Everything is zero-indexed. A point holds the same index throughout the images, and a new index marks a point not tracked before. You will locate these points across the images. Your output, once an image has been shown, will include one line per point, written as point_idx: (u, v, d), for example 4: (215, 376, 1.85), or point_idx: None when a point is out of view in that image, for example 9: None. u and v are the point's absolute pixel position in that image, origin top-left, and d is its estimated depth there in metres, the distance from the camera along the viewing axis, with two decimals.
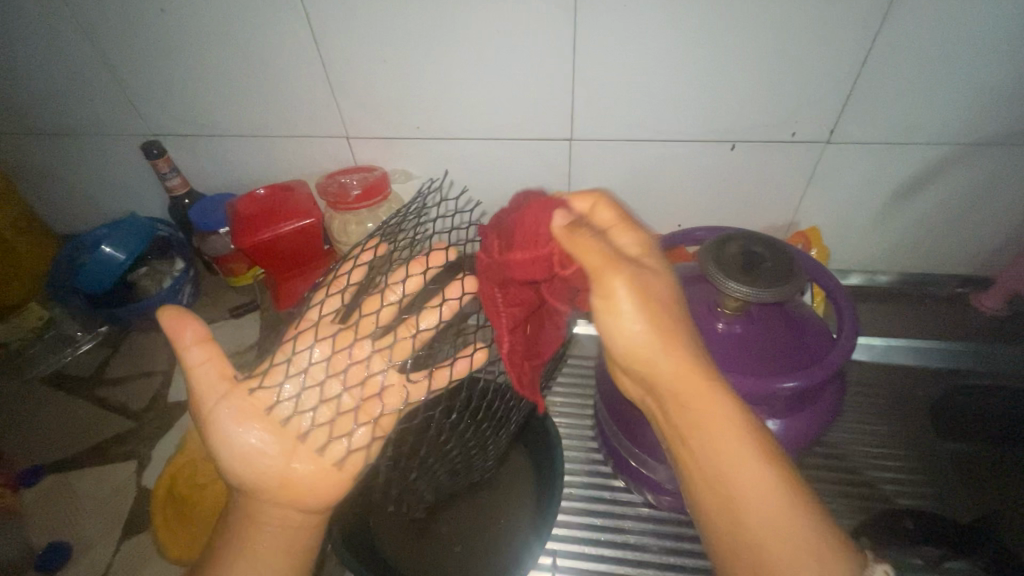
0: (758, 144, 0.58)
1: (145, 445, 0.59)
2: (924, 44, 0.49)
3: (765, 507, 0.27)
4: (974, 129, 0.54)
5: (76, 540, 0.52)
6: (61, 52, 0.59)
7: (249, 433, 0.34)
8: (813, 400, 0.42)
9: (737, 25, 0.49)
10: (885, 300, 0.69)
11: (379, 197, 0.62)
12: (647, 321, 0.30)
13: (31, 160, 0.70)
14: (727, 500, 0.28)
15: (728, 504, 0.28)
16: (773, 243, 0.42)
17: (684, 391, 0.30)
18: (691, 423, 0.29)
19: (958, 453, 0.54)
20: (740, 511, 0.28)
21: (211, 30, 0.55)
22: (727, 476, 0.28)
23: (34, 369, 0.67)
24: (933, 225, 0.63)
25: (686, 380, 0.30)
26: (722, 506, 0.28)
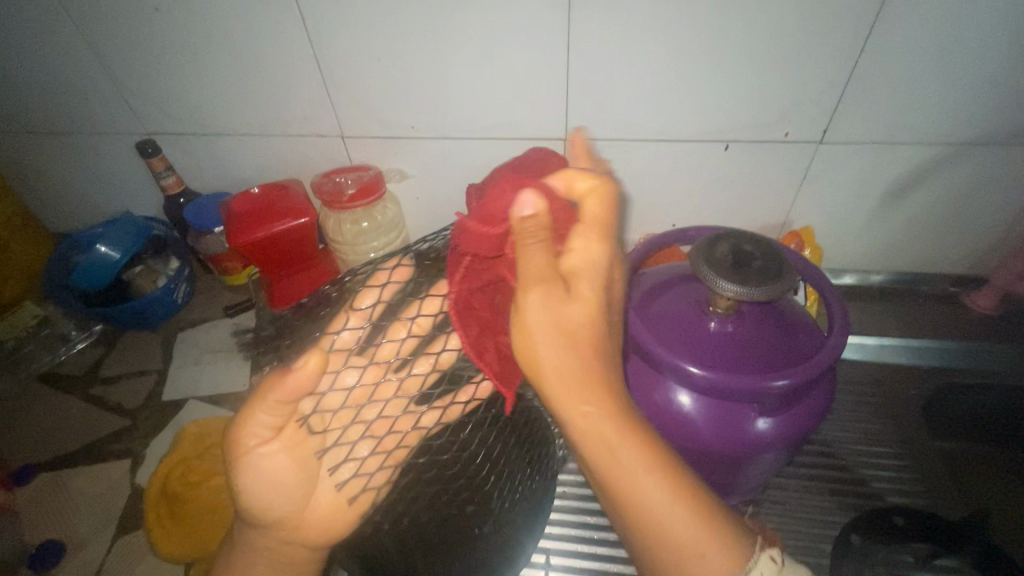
0: (751, 144, 0.58)
1: (140, 444, 0.59)
2: (916, 44, 0.49)
3: (655, 505, 0.32)
4: (966, 129, 0.55)
5: (68, 539, 0.52)
6: (55, 51, 0.59)
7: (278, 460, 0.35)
8: (804, 399, 0.42)
9: (729, 26, 0.49)
10: (879, 299, 0.69)
11: (373, 197, 0.62)
12: (563, 341, 0.33)
13: (25, 159, 0.70)
14: (634, 504, 0.33)
15: (630, 503, 0.33)
16: (763, 242, 0.42)
17: (585, 411, 0.33)
18: (591, 441, 0.33)
19: (950, 452, 0.54)
20: (640, 509, 0.32)
21: (206, 30, 0.55)
22: (627, 485, 0.33)
23: (29, 367, 0.67)
24: (926, 225, 0.64)
25: (580, 402, 0.33)
26: (627, 504, 0.33)
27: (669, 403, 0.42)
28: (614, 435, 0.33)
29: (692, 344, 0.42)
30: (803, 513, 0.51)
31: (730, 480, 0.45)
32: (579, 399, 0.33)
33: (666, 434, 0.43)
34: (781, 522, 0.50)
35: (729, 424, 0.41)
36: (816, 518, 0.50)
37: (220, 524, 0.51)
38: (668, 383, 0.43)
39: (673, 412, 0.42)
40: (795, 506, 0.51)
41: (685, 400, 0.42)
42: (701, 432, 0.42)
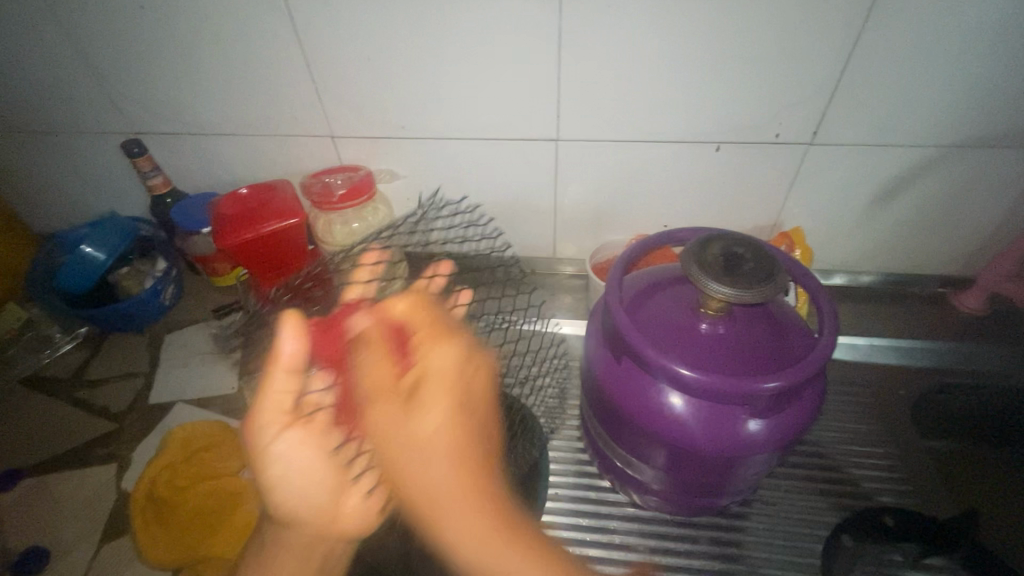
0: (742, 146, 0.59)
1: (126, 448, 0.58)
2: (905, 48, 0.50)
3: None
4: (953, 132, 0.55)
5: (51, 546, 0.51)
6: (39, 48, 0.58)
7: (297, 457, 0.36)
8: (795, 400, 0.42)
9: (719, 29, 0.49)
10: (867, 300, 0.69)
11: (363, 197, 0.61)
12: (447, 425, 0.38)
13: (8, 158, 0.69)
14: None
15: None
16: (754, 244, 0.42)
17: (458, 522, 0.35)
18: (454, 531, 0.35)
19: (938, 452, 0.55)
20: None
21: (193, 29, 0.54)
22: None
23: (12, 370, 0.66)
24: (914, 226, 0.64)
25: (455, 513, 0.36)
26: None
27: (661, 405, 0.42)
28: (449, 514, 0.36)
29: (684, 345, 0.42)
30: (794, 513, 0.51)
31: (722, 481, 0.45)
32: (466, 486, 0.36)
33: (658, 435, 0.43)
34: (772, 522, 0.50)
35: (720, 426, 0.41)
36: (807, 518, 0.51)
37: (208, 529, 0.51)
38: (660, 385, 0.43)
39: (665, 413, 0.42)
40: (786, 508, 0.51)
41: (677, 402, 0.42)
42: (693, 434, 0.42)
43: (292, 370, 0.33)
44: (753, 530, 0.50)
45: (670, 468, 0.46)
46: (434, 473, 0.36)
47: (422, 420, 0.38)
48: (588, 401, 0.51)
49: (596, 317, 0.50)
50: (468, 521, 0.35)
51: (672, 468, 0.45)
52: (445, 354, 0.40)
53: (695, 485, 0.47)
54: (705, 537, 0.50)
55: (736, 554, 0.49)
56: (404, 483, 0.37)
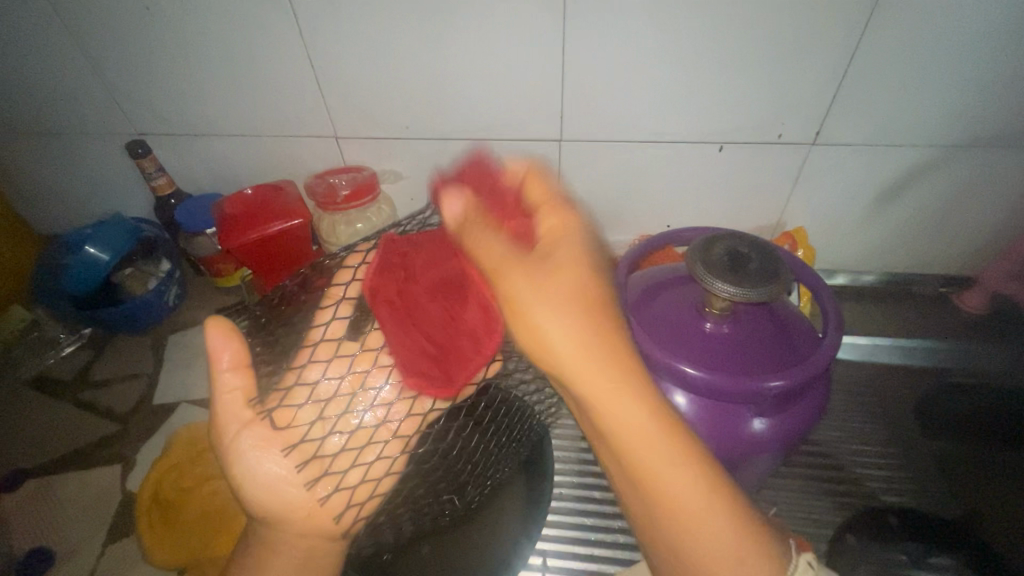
0: (745, 145, 0.59)
1: (131, 449, 0.58)
2: (908, 47, 0.50)
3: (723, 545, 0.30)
4: (956, 131, 0.55)
5: (57, 548, 0.51)
6: (43, 49, 0.58)
7: (271, 458, 0.34)
8: (799, 400, 0.42)
9: (723, 29, 0.50)
10: (870, 300, 0.70)
11: (367, 198, 0.61)
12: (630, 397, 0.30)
13: (12, 159, 0.69)
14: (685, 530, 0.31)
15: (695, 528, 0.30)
16: (758, 244, 0.42)
17: (630, 397, 0.31)
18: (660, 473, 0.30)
19: (941, 452, 0.55)
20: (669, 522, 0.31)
21: (198, 29, 0.54)
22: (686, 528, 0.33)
23: (17, 372, 0.66)
24: (916, 226, 0.64)
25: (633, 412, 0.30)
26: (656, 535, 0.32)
27: (665, 404, 0.42)
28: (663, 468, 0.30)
29: (688, 345, 0.43)
30: (798, 512, 0.51)
31: None
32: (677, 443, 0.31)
33: None
34: (777, 523, 0.50)
35: (725, 425, 0.41)
36: (811, 517, 0.51)
37: (212, 530, 0.51)
38: (664, 385, 0.43)
39: None
40: (792, 507, 0.51)
41: (681, 402, 0.42)
42: (697, 433, 0.42)
43: (236, 365, 0.34)
44: None
45: None
46: (599, 380, 0.30)
47: (588, 382, 0.30)
48: None
49: None
50: (638, 422, 0.30)
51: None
52: (536, 276, 0.32)
53: None
54: None
55: None
56: (607, 409, 0.30)
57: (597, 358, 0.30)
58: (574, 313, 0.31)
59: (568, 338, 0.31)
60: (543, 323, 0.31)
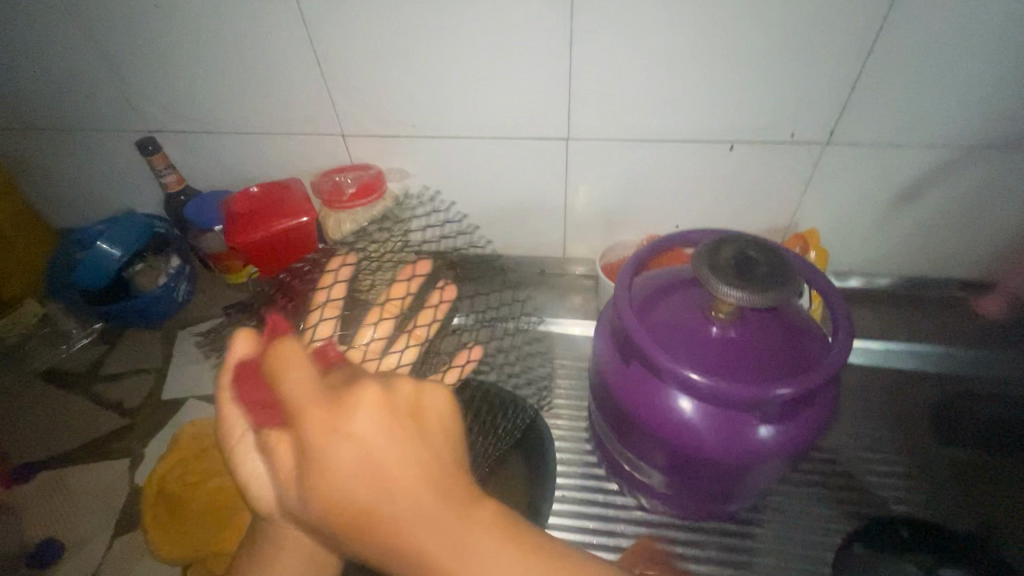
0: (756, 146, 0.58)
1: (139, 443, 0.59)
2: (925, 44, 0.48)
3: None
4: (975, 132, 0.54)
5: (67, 538, 0.52)
6: (56, 48, 0.58)
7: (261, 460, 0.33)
8: (808, 406, 0.41)
9: (732, 26, 0.49)
10: (884, 303, 0.68)
11: (373, 196, 0.61)
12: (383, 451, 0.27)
13: (27, 156, 0.70)
14: None
15: None
16: (767, 247, 0.41)
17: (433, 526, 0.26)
18: (414, 538, 0.25)
19: (955, 460, 0.54)
20: None
21: (206, 28, 0.54)
22: None
23: (30, 364, 0.68)
24: (933, 228, 0.63)
25: (405, 505, 0.26)
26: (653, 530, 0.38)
27: (670, 409, 0.42)
28: (484, 570, 0.25)
29: (695, 348, 0.42)
30: (804, 521, 0.50)
31: (731, 487, 0.44)
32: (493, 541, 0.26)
33: (667, 440, 0.43)
34: (782, 531, 0.50)
35: (731, 431, 0.40)
36: (818, 525, 0.50)
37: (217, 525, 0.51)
38: (670, 389, 0.42)
39: (675, 418, 0.41)
40: (798, 514, 0.51)
41: (687, 407, 0.41)
42: (702, 439, 0.41)
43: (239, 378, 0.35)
44: (764, 537, 0.49)
45: (679, 474, 0.45)
46: (412, 510, 0.26)
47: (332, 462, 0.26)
48: (596, 402, 0.50)
49: (605, 318, 0.50)
50: (484, 545, 0.26)
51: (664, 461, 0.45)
52: (368, 417, 0.27)
53: (704, 491, 0.46)
54: (712, 543, 0.49)
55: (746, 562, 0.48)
56: (330, 486, 0.26)
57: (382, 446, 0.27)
58: (384, 425, 0.27)
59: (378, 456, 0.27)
60: (344, 457, 0.26)
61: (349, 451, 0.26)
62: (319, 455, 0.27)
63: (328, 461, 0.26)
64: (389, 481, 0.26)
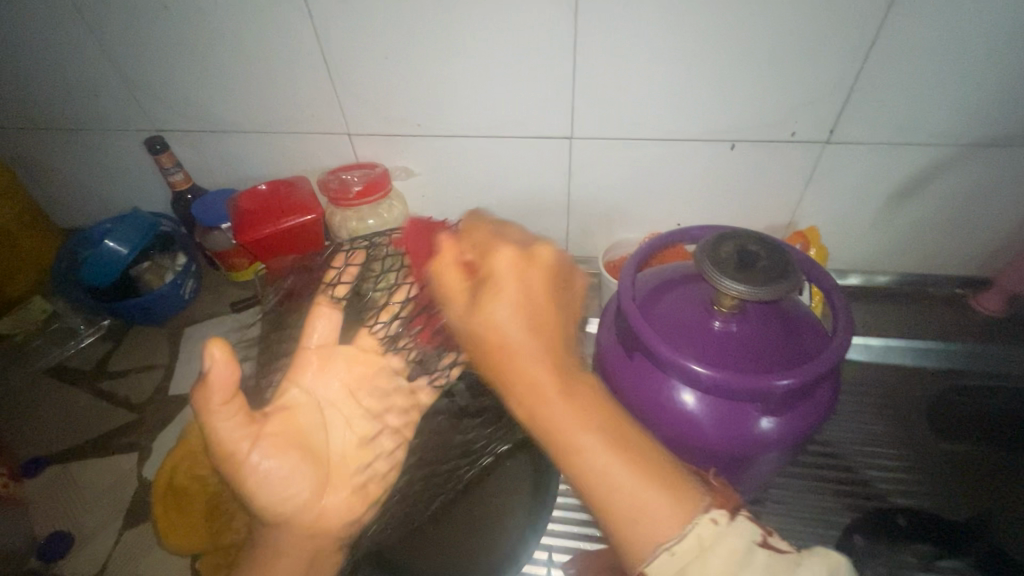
0: (757, 144, 0.58)
1: (147, 437, 0.60)
2: (922, 43, 0.49)
3: None
4: (974, 130, 0.55)
5: (76, 531, 0.53)
6: (65, 47, 0.59)
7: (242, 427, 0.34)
8: (808, 398, 0.42)
9: (731, 26, 0.49)
10: (884, 301, 0.69)
11: (379, 194, 0.62)
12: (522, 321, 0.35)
13: (35, 155, 0.71)
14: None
15: None
16: (768, 242, 0.42)
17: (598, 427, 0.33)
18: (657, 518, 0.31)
19: (954, 452, 0.54)
20: None
21: (213, 28, 0.55)
22: None
23: (39, 360, 0.68)
24: (933, 224, 0.63)
25: (527, 358, 0.35)
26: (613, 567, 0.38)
27: (673, 402, 0.42)
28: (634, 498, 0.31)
29: (697, 342, 0.42)
30: (805, 514, 0.50)
31: (733, 478, 0.45)
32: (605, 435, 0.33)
33: (669, 432, 0.43)
34: (781, 523, 0.50)
35: (732, 422, 0.41)
36: (818, 518, 0.50)
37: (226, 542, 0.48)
38: (672, 382, 0.42)
39: (676, 411, 0.42)
40: (797, 505, 0.51)
41: (688, 400, 0.42)
42: (705, 431, 0.41)
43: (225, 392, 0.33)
44: (765, 529, 0.50)
45: None
46: (558, 413, 0.33)
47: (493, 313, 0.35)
48: None
49: (608, 314, 0.50)
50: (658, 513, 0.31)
51: (673, 455, 0.45)
52: (506, 309, 0.35)
53: None
54: None
55: None
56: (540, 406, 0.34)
57: (532, 315, 0.36)
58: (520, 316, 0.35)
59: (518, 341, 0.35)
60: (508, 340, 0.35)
61: (502, 309, 0.35)
62: (490, 300, 0.36)
63: (503, 286, 0.36)
64: (524, 341, 0.35)
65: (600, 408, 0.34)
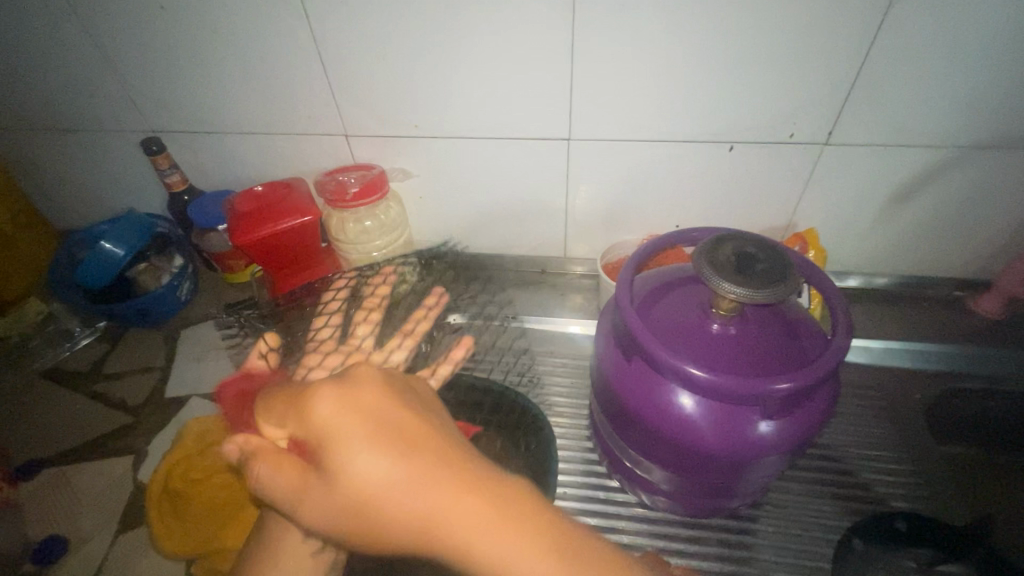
0: (756, 145, 0.58)
1: (143, 440, 0.59)
2: (920, 45, 0.49)
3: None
4: (973, 133, 0.54)
5: (71, 535, 0.52)
6: (61, 47, 0.59)
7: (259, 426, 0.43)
8: (806, 402, 0.41)
9: (729, 27, 0.49)
10: (882, 303, 0.69)
11: (376, 196, 0.61)
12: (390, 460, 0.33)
13: (31, 156, 0.70)
14: None
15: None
16: (767, 245, 0.42)
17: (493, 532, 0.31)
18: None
19: (953, 455, 0.54)
20: None
21: (209, 29, 0.55)
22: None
23: (34, 362, 0.68)
24: (932, 226, 0.63)
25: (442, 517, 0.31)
26: None
27: (670, 405, 0.42)
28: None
29: (695, 345, 0.42)
30: (804, 518, 0.50)
31: (732, 482, 0.44)
32: (493, 521, 0.31)
33: (667, 435, 0.43)
34: (779, 526, 0.50)
35: (730, 425, 0.40)
36: (816, 521, 0.50)
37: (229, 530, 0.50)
38: (670, 385, 0.42)
39: (674, 414, 0.42)
40: (794, 508, 0.51)
41: (686, 403, 0.41)
42: (703, 435, 0.41)
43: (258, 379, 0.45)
44: (762, 532, 0.49)
45: (678, 469, 0.45)
46: (421, 495, 0.32)
47: (346, 472, 0.33)
48: (597, 399, 0.51)
49: (606, 316, 0.50)
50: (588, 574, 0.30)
51: (671, 457, 0.45)
52: (364, 457, 0.33)
53: (704, 486, 0.46)
54: (714, 539, 0.49)
55: (747, 556, 0.48)
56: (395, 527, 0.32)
57: (391, 405, 0.36)
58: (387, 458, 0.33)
59: (388, 480, 0.32)
60: (385, 498, 0.32)
61: (366, 466, 0.32)
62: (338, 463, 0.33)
63: (342, 440, 0.34)
64: (390, 480, 0.32)
65: (518, 508, 0.32)
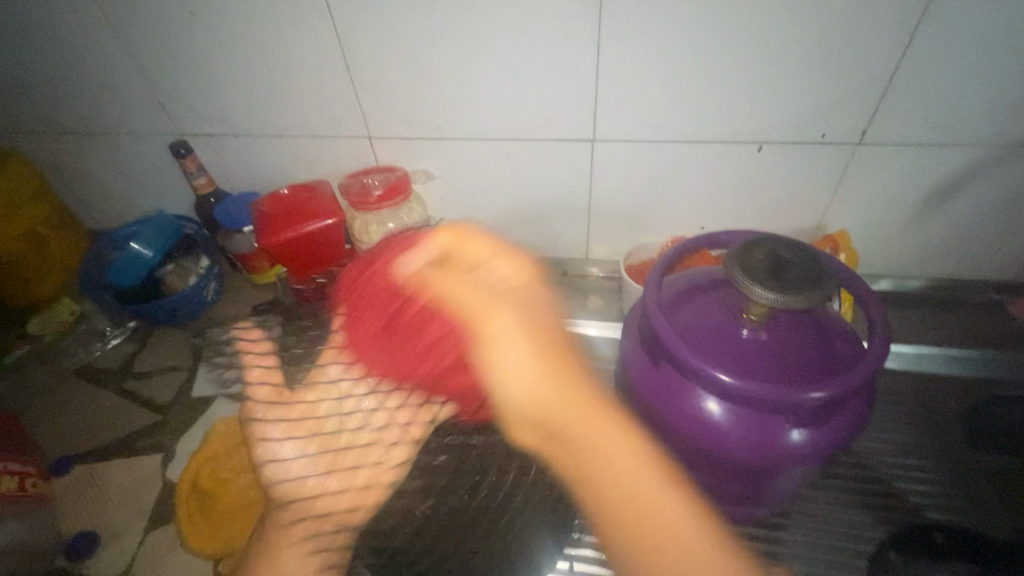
0: (786, 144, 0.57)
1: (171, 439, 0.60)
2: (959, 42, 0.47)
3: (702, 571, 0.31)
4: (1017, 131, 0.52)
5: (102, 531, 0.54)
6: (93, 54, 0.60)
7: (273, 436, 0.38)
8: (840, 411, 0.40)
9: (761, 25, 0.48)
10: (915, 306, 0.67)
11: (399, 199, 0.61)
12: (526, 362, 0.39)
13: (65, 160, 0.72)
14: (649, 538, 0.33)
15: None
16: (800, 248, 0.41)
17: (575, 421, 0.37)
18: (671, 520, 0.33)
19: (991, 466, 0.52)
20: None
21: (237, 33, 0.55)
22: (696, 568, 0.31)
23: (67, 360, 0.70)
24: (970, 228, 0.61)
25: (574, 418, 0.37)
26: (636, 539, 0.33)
27: (698, 412, 0.41)
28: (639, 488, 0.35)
29: (723, 350, 0.41)
30: (834, 528, 0.49)
31: (761, 491, 0.43)
32: (608, 433, 0.37)
33: (694, 442, 0.42)
34: (810, 537, 0.49)
35: (760, 434, 0.40)
36: (847, 532, 0.49)
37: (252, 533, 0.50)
38: (698, 391, 0.41)
39: (702, 421, 0.41)
40: (825, 518, 0.49)
41: (715, 409, 0.41)
42: (732, 442, 0.40)
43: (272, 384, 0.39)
44: (791, 542, 0.48)
45: (705, 477, 0.44)
46: (540, 395, 0.38)
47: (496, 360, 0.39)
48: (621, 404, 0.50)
49: (631, 320, 0.50)
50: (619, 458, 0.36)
51: (697, 465, 0.44)
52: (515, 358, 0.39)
53: (731, 495, 0.45)
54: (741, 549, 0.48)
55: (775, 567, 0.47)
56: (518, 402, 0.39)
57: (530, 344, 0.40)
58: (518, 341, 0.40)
59: (533, 377, 0.39)
60: (503, 357, 0.39)
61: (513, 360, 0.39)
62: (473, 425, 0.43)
63: (498, 323, 0.41)
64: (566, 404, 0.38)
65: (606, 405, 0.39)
